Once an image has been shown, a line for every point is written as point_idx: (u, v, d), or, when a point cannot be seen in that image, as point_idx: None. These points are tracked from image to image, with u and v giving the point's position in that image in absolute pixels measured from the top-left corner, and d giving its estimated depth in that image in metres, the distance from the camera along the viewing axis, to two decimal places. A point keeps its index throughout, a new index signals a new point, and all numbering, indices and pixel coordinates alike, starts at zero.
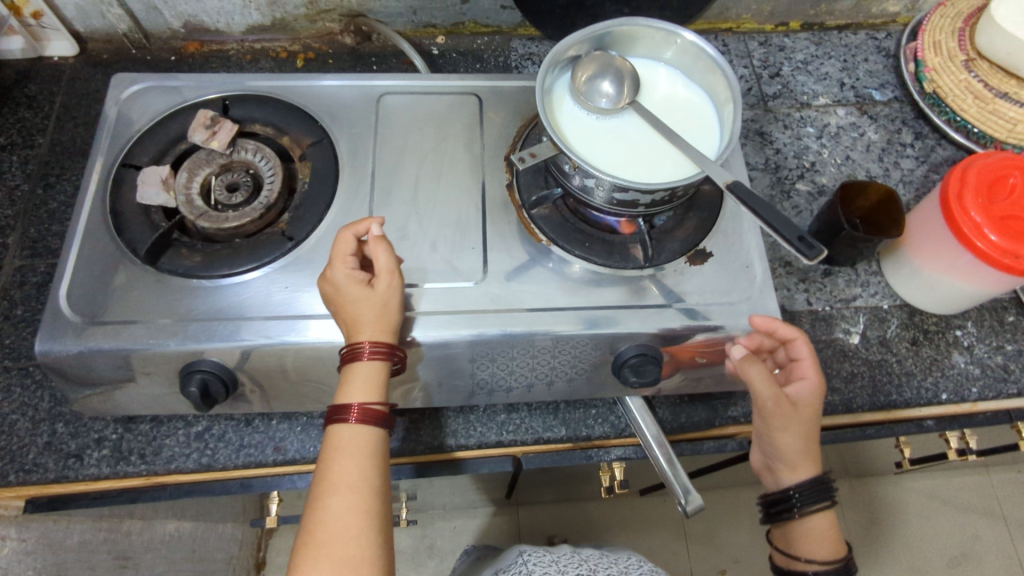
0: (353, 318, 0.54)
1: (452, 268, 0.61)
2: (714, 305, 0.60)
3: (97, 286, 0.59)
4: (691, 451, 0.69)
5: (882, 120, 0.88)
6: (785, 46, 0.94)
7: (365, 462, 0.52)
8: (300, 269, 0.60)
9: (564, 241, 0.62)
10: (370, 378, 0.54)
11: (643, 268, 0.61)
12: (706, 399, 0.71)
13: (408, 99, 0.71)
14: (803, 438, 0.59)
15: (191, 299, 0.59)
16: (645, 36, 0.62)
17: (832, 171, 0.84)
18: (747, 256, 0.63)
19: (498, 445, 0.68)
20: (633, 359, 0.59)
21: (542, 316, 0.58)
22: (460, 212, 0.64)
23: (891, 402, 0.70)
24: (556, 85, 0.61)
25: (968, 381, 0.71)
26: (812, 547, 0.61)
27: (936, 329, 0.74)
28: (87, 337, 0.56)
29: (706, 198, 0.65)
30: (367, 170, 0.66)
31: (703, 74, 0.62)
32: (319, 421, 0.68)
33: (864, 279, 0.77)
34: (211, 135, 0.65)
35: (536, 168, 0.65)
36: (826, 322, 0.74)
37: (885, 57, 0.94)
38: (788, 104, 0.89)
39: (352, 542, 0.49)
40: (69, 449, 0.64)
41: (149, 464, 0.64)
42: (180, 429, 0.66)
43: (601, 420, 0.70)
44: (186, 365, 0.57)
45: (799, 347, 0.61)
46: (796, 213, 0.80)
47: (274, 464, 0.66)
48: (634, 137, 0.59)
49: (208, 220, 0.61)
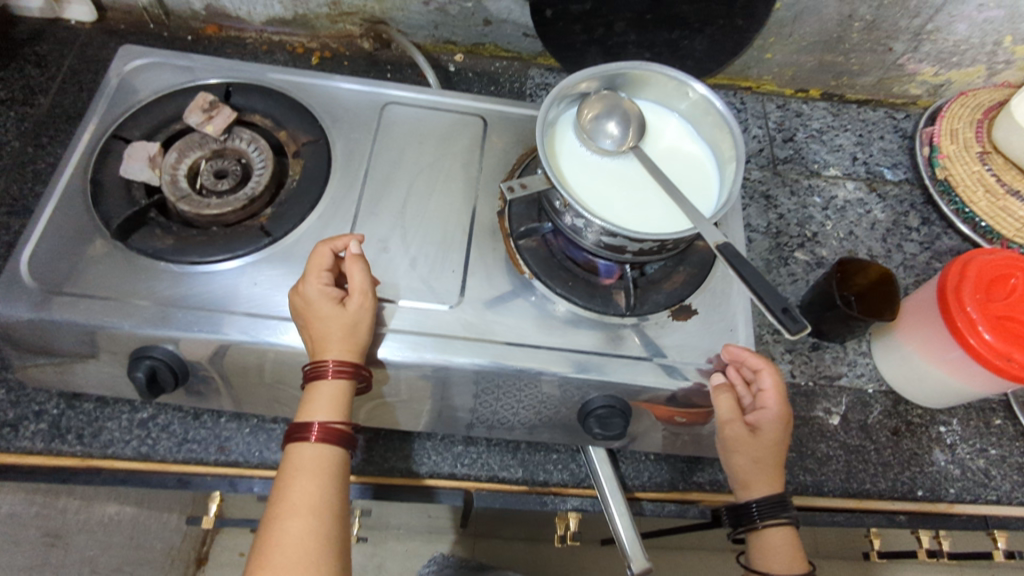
0: (321, 336, 0.52)
1: (429, 288, 0.59)
2: (692, 364, 0.58)
3: (62, 255, 0.57)
4: (651, 512, 0.66)
5: (890, 201, 0.87)
6: (803, 113, 0.94)
7: (328, 483, 0.50)
8: (273, 267, 0.59)
9: (547, 277, 0.59)
10: (335, 398, 0.52)
11: (625, 316, 0.59)
12: (672, 460, 0.68)
13: (413, 111, 0.70)
14: (762, 465, 0.57)
15: (155, 282, 0.57)
16: (657, 83, 0.61)
17: (833, 244, 0.82)
18: (733, 319, 0.61)
19: (451, 477, 0.66)
20: (601, 410, 0.57)
21: (513, 350, 0.56)
22: (446, 232, 0.62)
23: (864, 490, 0.67)
24: (561, 119, 0.60)
25: (946, 481, 0.68)
26: (770, 558, 0.57)
27: (920, 422, 0.72)
28: (40, 306, 0.54)
29: (699, 254, 0.63)
30: (359, 176, 0.64)
31: (710, 129, 0.61)
32: (270, 426, 0.66)
33: (851, 359, 0.74)
34: (207, 119, 0.64)
35: (530, 200, 0.64)
36: (806, 398, 0.71)
37: (900, 137, 0.93)
38: (798, 171, 0.88)
39: (311, 568, 0.46)
40: (7, 418, 0.62)
41: (85, 446, 0.62)
42: (123, 414, 0.64)
43: (561, 467, 0.67)
44: (137, 350, 0.55)
45: (764, 377, 0.57)
46: (792, 282, 0.78)
47: (215, 463, 0.64)
48: (632, 182, 0.58)
49: (189, 203, 0.59)
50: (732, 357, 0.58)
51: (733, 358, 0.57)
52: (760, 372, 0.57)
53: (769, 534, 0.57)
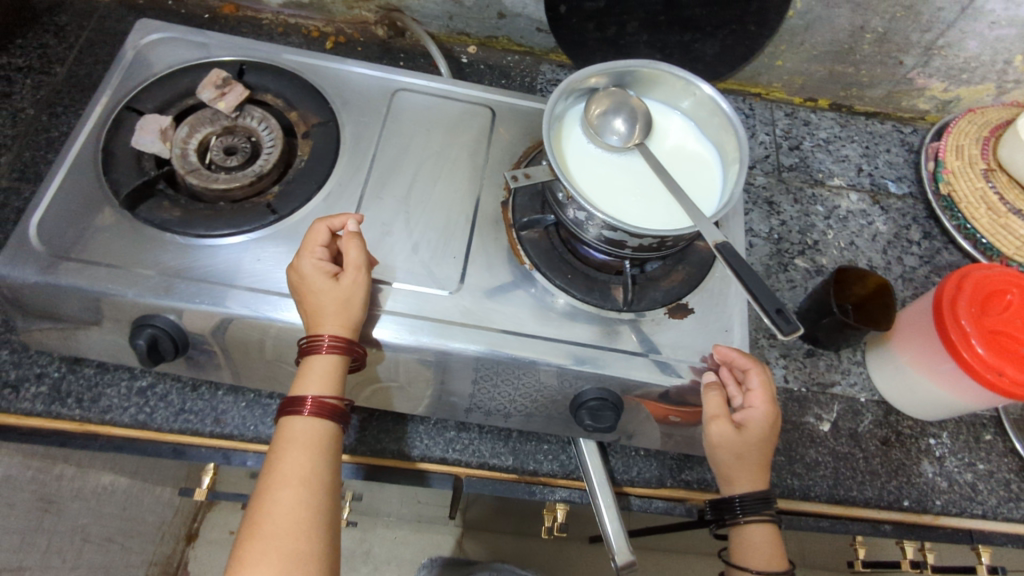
0: (316, 311, 0.53)
1: (429, 273, 0.59)
2: (685, 362, 0.58)
3: (70, 221, 0.58)
4: (639, 507, 0.67)
5: (893, 213, 0.87)
6: (811, 122, 0.94)
7: (319, 456, 0.51)
8: (277, 244, 0.59)
9: (547, 268, 0.60)
10: (328, 372, 0.52)
11: (622, 311, 0.59)
12: (662, 457, 0.69)
13: (424, 98, 0.71)
14: (746, 463, 0.57)
15: (160, 252, 0.57)
16: (666, 82, 0.61)
17: (834, 253, 0.82)
18: (728, 320, 0.61)
19: (441, 462, 0.66)
20: (593, 402, 0.57)
21: (509, 338, 0.57)
22: (449, 219, 0.63)
23: (850, 497, 0.67)
24: (569, 113, 0.61)
25: (932, 493, 0.69)
26: (752, 555, 0.57)
27: (910, 434, 0.72)
28: (47, 269, 0.55)
29: (698, 254, 0.64)
30: (366, 160, 0.65)
31: (715, 130, 0.61)
32: (267, 401, 0.67)
33: (845, 367, 0.75)
34: (220, 96, 0.64)
35: (534, 191, 0.64)
36: (798, 404, 0.72)
37: (906, 151, 0.93)
38: (802, 179, 0.88)
39: (302, 537, 0.47)
40: (9, 379, 0.63)
41: (84, 410, 0.63)
42: (123, 381, 0.65)
43: (551, 457, 0.68)
44: (140, 318, 0.56)
45: (752, 377, 0.58)
46: (790, 288, 0.79)
47: (210, 435, 0.65)
48: (636, 179, 0.58)
49: (198, 177, 0.60)
50: (723, 357, 0.58)
51: (723, 359, 0.58)
52: (748, 372, 0.58)
53: (751, 530, 0.58)
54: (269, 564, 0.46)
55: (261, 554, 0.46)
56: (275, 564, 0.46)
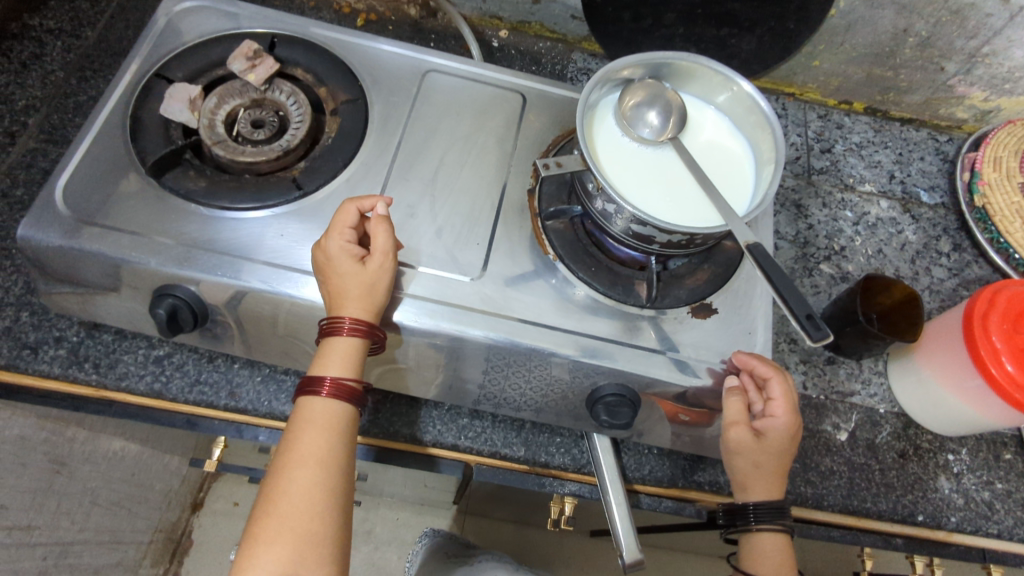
0: (338, 292, 0.53)
1: (452, 258, 0.59)
2: (705, 363, 0.57)
3: (95, 186, 0.57)
4: (648, 506, 0.66)
5: (923, 223, 0.85)
6: (844, 125, 0.92)
7: (336, 437, 0.51)
8: (301, 220, 0.59)
9: (570, 260, 0.59)
10: (348, 354, 0.52)
11: (644, 308, 0.58)
12: (675, 457, 0.68)
13: (454, 81, 0.70)
14: (763, 472, 0.57)
15: (184, 222, 0.57)
16: (703, 76, 0.60)
17: (860, 260, 0.81)
18: (752, 323, 0.60)
19: (453, 448, 0.66)
20: (610, 398, 0.57)
21: (529, 329, 0.56)
22: (474, 205, 0.62)
23: (863, 509, 0.66)
24: (602, 103, 0.60)
25: (947, 509, 0.68)
26: (761, 564, 0.57)
27: (928, 448, 0.71)
28: (71, 233, 0.55)
29: (725, 254, 0.63)
30: (393, 140, 0.64)
31: (751, 128, 0.60)
32: (282, 377, 0.67)
33: (866, 377, 0.74)
34: (250, 68, 0.64)
35: (562, 181, 0.63)
36: (816, 411, 0.71)
37: (941, 160, 0.91)
38: (832, 182, 0.87)
39: (316, 519, 0.47)
40: (27, 340, 0.64)
41: (101, 376, 0.64)
42: (140, 349, 0.66)
43: (563, 451, 0.67)
44: (161, 287, 0.56)
45: (773, 385, 0.56)
46: (814, 293, 0.77)
47: (224, 408, 0.65)
48: (668, 174, 0.57)
49: (225, 148, 0.60)
50: (742, 364, 0.57)
51: (742, 366, 0.57)
52: (770, 380, 0.56)
53: (762, 538, 0.57)
54: (283, 543, 0.46)
55: (276, 533, 0.46)
56: (289, 543, 0.46)
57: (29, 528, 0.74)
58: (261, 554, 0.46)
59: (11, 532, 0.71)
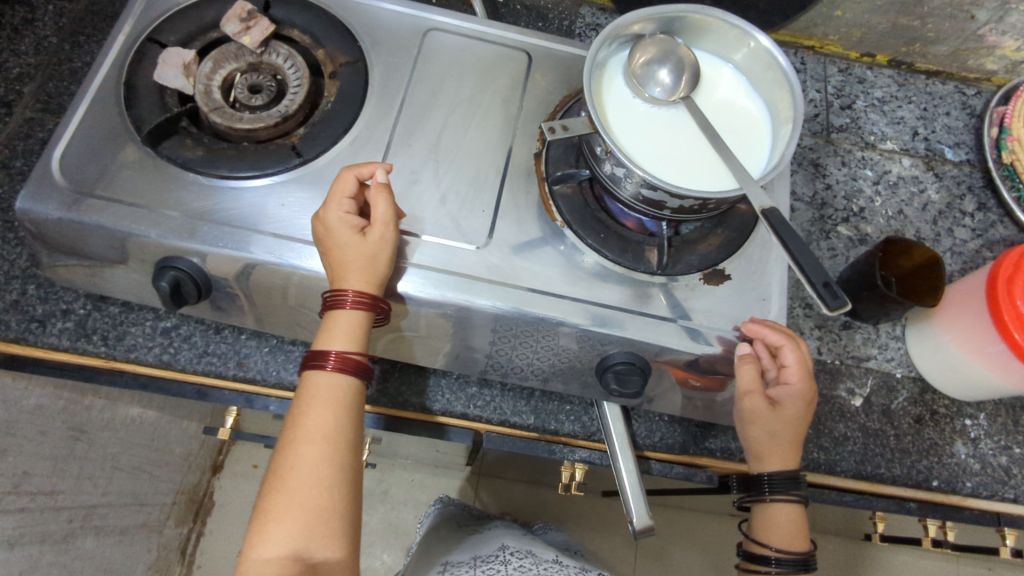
0: (341, 264, 0.52)
1: (456, 226, 0.57)
2: (717, 331, 0.56)
3: (92, 156, 0.56)
4: (659, 472, 0.67)
5: (947, 181, 0.82)
6: (866, 79, 0.88)
7: (342, 412, 0.50)
8: (302, 188, 0.58)
9: (578, 226, 0.58)
10: (353, 327, 0.51)
11: (655, 275, 0.57)
12: (686, 424, 0.68)
13: (457, 40, 0.67)
14: (779, 442, 0.56)
15: (183, 192, 0.56)
16: (717, 31, 0.57)
17: (880, 222, 0.78)
18: (766, 289, 0.59)
19: (462, 417, 0.66)
20: (620, 366, 0.56)
21: (537, 298, 0.55)
22: (480, 170, 0.60)
23: (877, 474, 0.66)
24: (610, 61, 0.57)
25: (963, 474, 0.67)
26: (774, 534, 0.57)
27: (945, 413, 0.70)
28: (69, 206, 0.54)
29: (739, 218, 0.61)
30: (395, 104, 0.62)
31: (768, 85, 0.57)
32: (290, 347, 0.67)
33: (883, 341, 0.72)
34: (244, 30, 0.61)
35: (570, 144, 0.61)
36: (830, 376, 0.70)
37: (967, 115, 0.87)
38: (852, 140, 0.83)
39: (325, 494, 0.47)
40: (35, 313, 0.64)
41: (110, 347, 0.64)
42: (148, 321, 0.66)
43: (573, 418, 0.67)
44: (163, 259, 0.55)
45: (786, 353, 0.55)
46: (831, 257, 0.75)
47: (233, 378, 0.65)
48: (680, 136, 0.55)
49: (222, 116, 0.58)
50: (752, 333, 0.55)
51: (754, 335, 0.55)
52: (782, 347, 0.55)
53: (776, 509, 0.57)
54: (293, 519, 0.46)
55: (285, 509, 0.46)
56: (299, 519, 0.46)
57: (52, 493, 0.75)
58: (273, 529, 0.46)
59: (35, 497, 0.73)
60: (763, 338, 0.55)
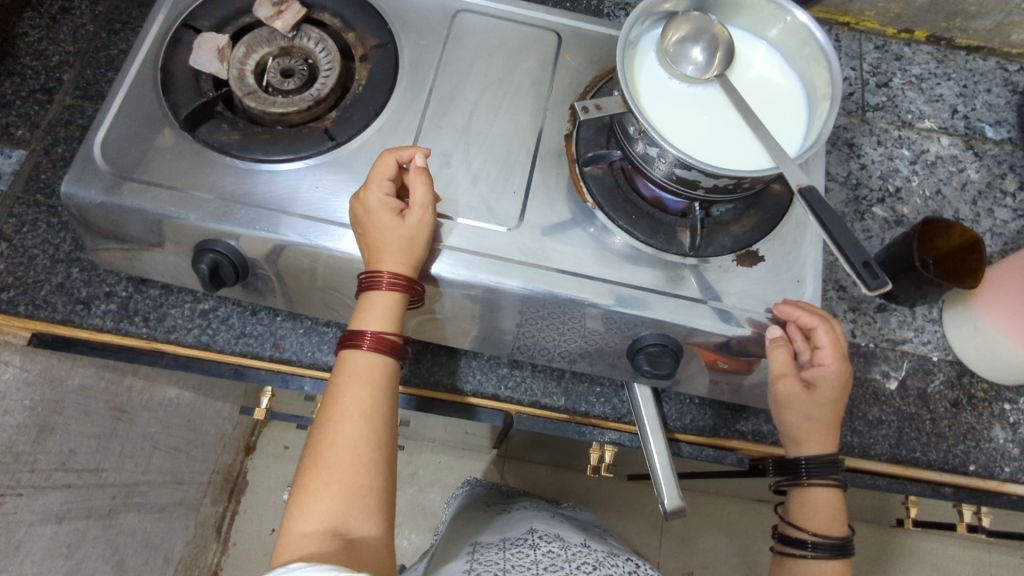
0: (377, 246, 0.52)
1: (488, 208, 0.57)
2: (750, 313, 0.55)
3: (132, 141, 0.57)
4: (689, 454, 0.66)
5: (987, 160, 0.80)
6: (903, 56, 0.86)
7: (379, 391, 0.51)
8: (335, 171, 0.58)
9: (610, 208, 0.58)
10: (387, 309, 0.52)
11: (687, 256, 0.57)
12: (716, 406, 0.68)
13: (487, 21, 0.67)
14: (816, 424, 0.56)
15: (220, 176, 0.57)
16: (753, 7, 0.55)
17: (917, 203, 0.77)
18: (801, 270, 0.58)
19: (493, 398, 0.67)
20: (652, 348, 0.56)
21: (567, 279, 0.55)
22: (510, 152, 0.60)
23: (912, 458, 0.65)
24: (643, 40, 0.56)
25: (1001, 459, 0.66)
26: (810, 517, 0.57)
27: (984, 398, 0.68)
28: (111, 189, 0.55)
29: (773, 198, 0.60)
30: (425, 87, 0.62)
31: (805, 62, 0.56)
32: (324, 329, 0.68)
33: (919, 325, 0.71)
34: (276, 14, 0.61)
35: (600, 124, 0.61)
36: (864, 359, 0.69)
37: (1010, 92, 0.84)
38: (888, 119, 0.81)
39: (362, 471, 0.49)
40: (79, 295, 0.66)
41: (151, 329, 0.66)
42: (186, 303, 0.67)
43: (604, 400, 0.67)
44: (201, 242, 0.56)
45: (820, 334, 0.54)
46: (866, 238, 0.74)
47: (269, 359, 0.67)
48: (713, 114, 0.54)
49: (255, 100, 0.58)
50: (785, 314, 0.55)
51: (786, 317, 0.55)
52: (815, 329, 0.55)
53: (814, 493, 0.57)
54: (333, 495, 0.47)
55: (324, 485, 0.48)
56: (338, 494, 0.47)
57: (97, 470, 0.78)
58: (313, 504, 0.47)
59: (81, 474, 0.75)
60: (796, 320, 0.55)
